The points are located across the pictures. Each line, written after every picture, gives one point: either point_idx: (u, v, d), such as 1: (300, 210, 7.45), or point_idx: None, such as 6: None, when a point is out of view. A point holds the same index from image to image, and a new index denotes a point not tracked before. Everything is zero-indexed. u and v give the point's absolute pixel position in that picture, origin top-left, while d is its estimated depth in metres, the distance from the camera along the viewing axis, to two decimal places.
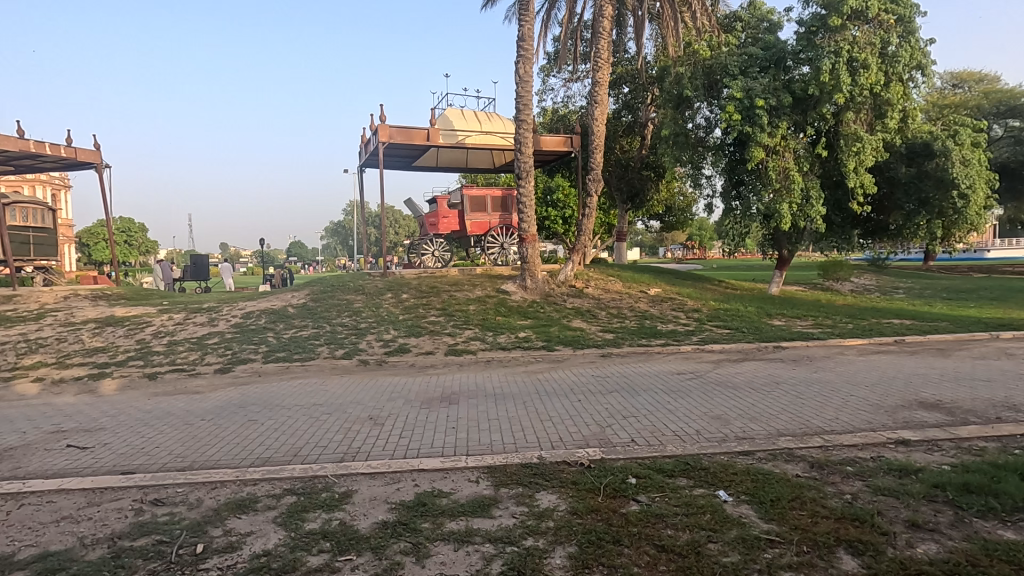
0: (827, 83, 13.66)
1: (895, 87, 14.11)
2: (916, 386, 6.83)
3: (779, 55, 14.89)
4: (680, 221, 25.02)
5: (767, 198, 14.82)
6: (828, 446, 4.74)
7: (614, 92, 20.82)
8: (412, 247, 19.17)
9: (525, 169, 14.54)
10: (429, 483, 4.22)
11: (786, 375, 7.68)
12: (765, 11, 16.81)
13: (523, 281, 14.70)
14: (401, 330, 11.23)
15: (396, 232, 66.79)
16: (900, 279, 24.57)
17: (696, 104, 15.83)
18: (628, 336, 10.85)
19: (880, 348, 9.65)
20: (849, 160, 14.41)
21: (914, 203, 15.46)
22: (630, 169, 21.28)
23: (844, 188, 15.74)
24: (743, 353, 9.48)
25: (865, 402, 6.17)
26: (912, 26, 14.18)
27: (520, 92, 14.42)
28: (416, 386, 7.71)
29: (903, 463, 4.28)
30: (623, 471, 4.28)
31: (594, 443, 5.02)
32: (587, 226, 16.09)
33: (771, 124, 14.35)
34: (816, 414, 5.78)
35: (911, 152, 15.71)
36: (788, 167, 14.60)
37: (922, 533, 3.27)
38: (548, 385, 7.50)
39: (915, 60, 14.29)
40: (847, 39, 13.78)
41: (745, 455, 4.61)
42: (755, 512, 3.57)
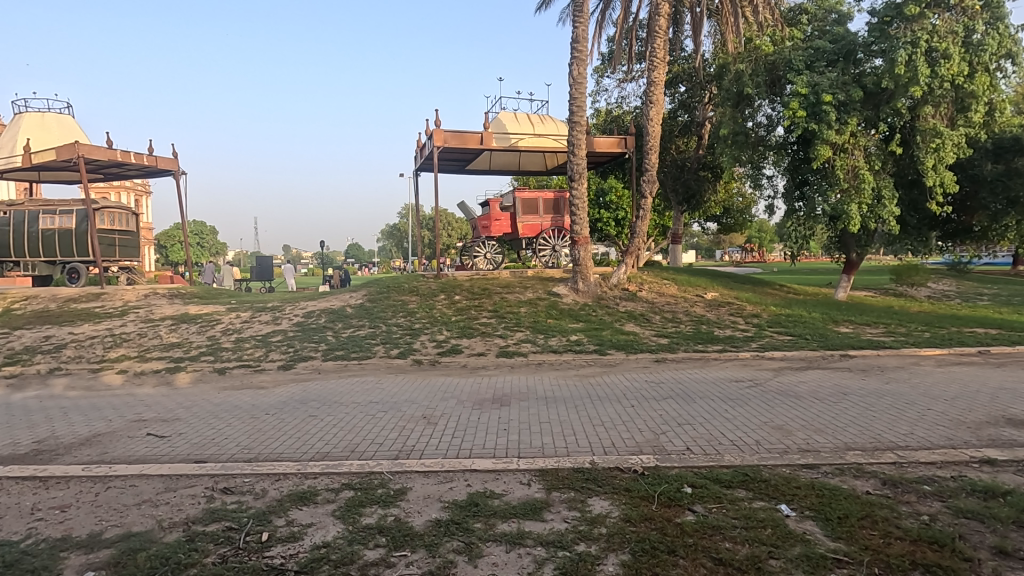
0: (903, 76, 12.87)
1: (980, 77, 13.07)
2: (1004, 401, 6.30)
3: (849, 47, 14.13)
4: (739, 223, 24.23)
5: (833, 199, 14.08)
6: (902, 462, 4.46)
7: (670, 91, 20.39)
8: (464, 250, 19.51)
9: (578, 170, 14.42)
10: (482, 484, 4.26)
11: (855, 386, 7.26)
12: (835, 2, 15.81)
13: (575, 284, 14.59)
14: (454, 331, 11.40)
15: (449, 235, 68.05)
16: (985, 285, 22.82)
17: (758, 101, 15.31)
18: (683, 341, 10.59)
19: (961, 359, 9.01)
20: (927, 157, 13.43)
21: (1001, 203, 14.33)
22: (686, 171, 20.67)
23: (921, 187, 14.84)
24: (806, 361, 9.05)
25: (944, 417, 5.75)
26: (1001, 12, 13.14)
27: (574, 94, 14.35)
28: (469, 387, 7.81)
29: (990, 484, 3.95)
30: (677, 479, 4.17)
31: (648, 450, 4.93)
32: (641, 228, 15.79)
33: (839, 121, 13.63)
34: (888, 428, 5.44)
35: (997, 148, 14.27)
36: (857, 165, 13.83)
37: (1011, 562, 3.01)
38: (600, 390, 7.39)
39: (1004, 48, 13.22)
40: (926, 27, 12.91)
41: (809, 468, 4.39)
42: (821, 529, 3.39)
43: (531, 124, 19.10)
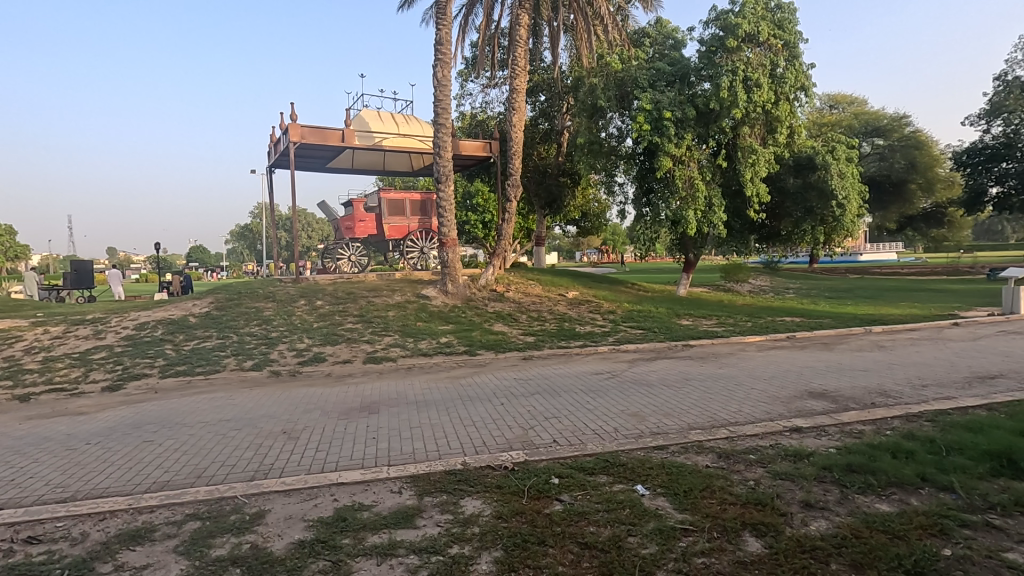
0: (726, 99, 14.78)
1: (783, 105, 15.45)
2: (807, 377, 7.51)
3: (683, 71, 15.90)
4: (596, 226, 26.04)
5: (674, 205, 15.63)
6: (733, 436, 5.10)
7: (531, 99, 21.29)
8: (327, 251, 18.39)
9: (444, 173, 14.41)
10: (349, 497, 4.06)
11: (695, 372, 8.17)
12: (671, 29, 17.46)
13: (444, 285, 14.54)
14: (317, 338, 10.76)
15: (310, 236, 64.08)
16: (791, 280, 27.04)
17: (609, 114, 16.59)
18: (548, 338, 11.10)
19: (774, 344, 10.59)
20: (745, 170, 15.52)
21: (801, 211, 17.04)
22: (547, 176, 21.67)
23: (742, 197, 17.05)
24: (656, 352, 10.00)
25: (764, 394, 6.70)
26: (796, 52, 15.65)
27: (439, 97, 14.31)
28: (335, 396, 7.40)
29: (798, 449, 4.68)
30: (546, 472, 4.34)
31: (518, 445, 5.07)
32: (507, 230, 16.22)
33: (677, 136, 15.26)
34: (722, 407, 6.19)
35: (797, 165, 17.07)
36: (692, 176, 15.55)
37: (814, 512, 3.58)
38: (471, 390, 7.46)
39: (799, 82, 15.74)
40: (742, 59, 14.94)
41: (659, 449, 4.84)
42: (671, 503, 3.75)
43: (395, 124, 18.73)
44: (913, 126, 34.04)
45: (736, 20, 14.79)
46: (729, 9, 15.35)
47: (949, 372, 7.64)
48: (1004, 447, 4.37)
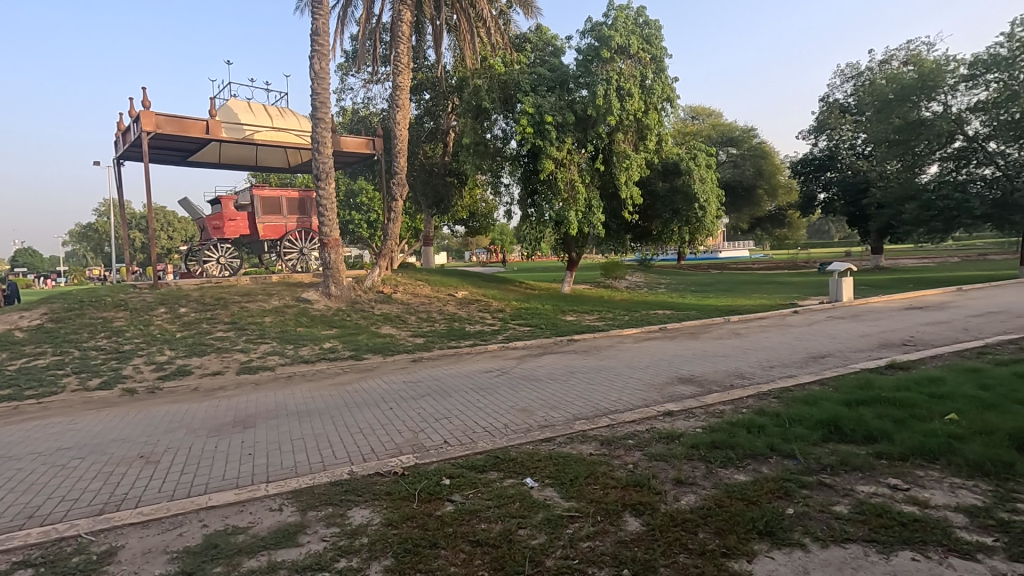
0: (602, 107, 15.67)
1: (652, 114, 16.70)
2: (677, 365, 8.21)
3: (563, 77, 16.59)
4: (483, 226, 26.33)
5: (557, 206, 16.28)
6: (614, 424, 5.42)
7: (415, 98, 21.00)
8: (191, 254, 16.67)
9: (324, 170, 13.72)
10: (221, 521, 3.72)
11: (579, 365, 8.56)
12: (551, 37, 18.11)
13: (326, 288, 13.84)
14: (180, 349, 9.72)
15: (169, 236, 57.78)
16: (662, 276, 29.36)
17: (493, 115, 16.85)
18: (437, 339, 11.01)
19: (649, 335, 11.44)
20: (620, 174, 16.56)
21: (669, 212, 18.54)
22: (434, 176, 21.49)
23: (618, 199, 18.15)
24: (543, 348, 10.34)
25: (640, 382, 7.21)
26: (662, 66, 16.98)
27: (317, 90, 13.59)
28: (203, 412, 6.74)
29: (670, 431, 5.09)
30: (437, 473, 4.31)
31: (407, 449, 4.98)
32: (393, 230, 15.82)
33: (558, 140, 15.88)
34: (604, 396, 6.57)
35: (665, 169, 18.54)
36: (573, 179, 16.26)
37: (684, 488, 3.92)
38: (357, 396, 7.18)
39: (666, 94, 17.10)
40: (615, 70, 15.91)
41: (547, 441, 5.01)
42: (558, 493, 3.90)
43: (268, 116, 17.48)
44: (759, 138, 38.51)
45: (609, 32, 15.72)
46: (602, 21, 16.27)
47: (790, 353, 8.76)
48: (833, 416, 5.10)
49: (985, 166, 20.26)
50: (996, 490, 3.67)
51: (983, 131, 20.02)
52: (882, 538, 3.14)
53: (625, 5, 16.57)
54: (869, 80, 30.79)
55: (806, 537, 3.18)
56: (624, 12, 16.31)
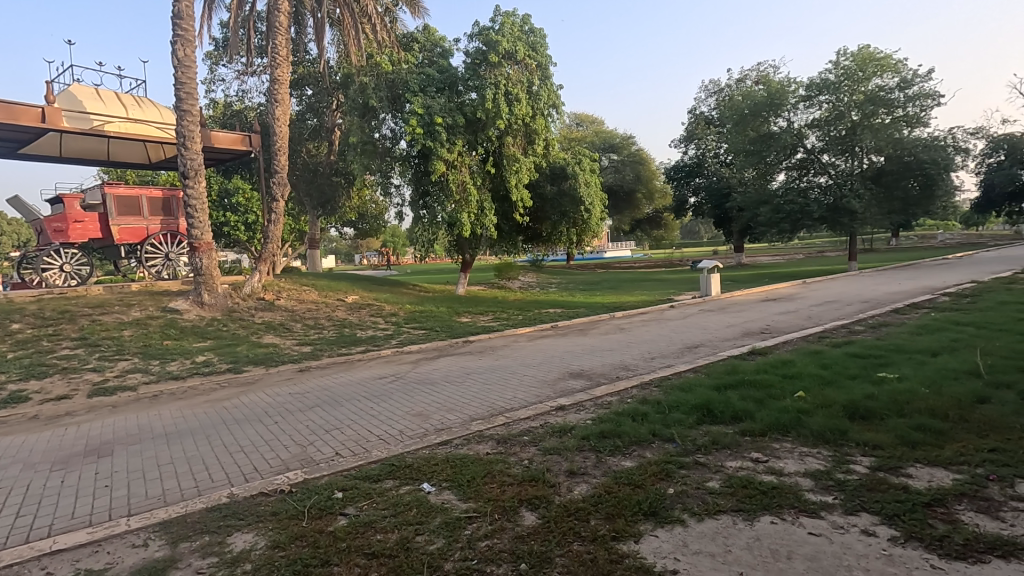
0: (491, 110, 15.90)
1: (539, 119, 17.22)
2: (568, 361, 8.55)
3: (450, 79, 16.49)
4: (374, 228, 25.57)
5: (449, 208, 16.25)
6: (509, 422, 5.52)
7: (296, 92, 19.89)
8: (26, 261, 14.53)
9: (193, 167, 12.52)
10: (71, 566, 3.26)
11: (475, 366, 8.61)
12: (439, 38, 17.98)
13: (198, 296, 12.63)
14: (14, 372, 8.35)
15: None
16: (553, 276, 30.43)
17: (381, 115, 16.43)
18: (327, 346, 10.51)
19: (542, 333, 11.80)
20: (511, 177, 16.90)
21: (557, 215, 19.26)
22: (319, 176, 20.48)
23: (509, 202, 18.50)
24: (438, 350, 10.26)
25: (534, 379, 7.41)
26: (547, 73, 17.57)
27: (181, 80, 12.36)
28: (45, 443, 5.84)
29: (562, 425, 5.29)
30: (328, 487, 4.11)
31: (295, 465, 4.69)
32: (275, 232, 14.82)
33: (449, 141, 15.85)
34: (499, 395, 6.66)
35: (553, 173, 19.21)
36: (465, 181, 16.32)
37: (577, 478, 4.09)
38: (237, 412, 6.63)
39: (552, 100, 17.71)
40: (503, 75, 16.21)
41: (444, 444, 4.98)
42: (456, 495, 3.89)
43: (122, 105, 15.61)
44: (637, 146, 41.23)
45: (496, 37, 15.97)
46: (489, 26, 16.48)
47: (669, 345, 9.49)
48: (705, 400, 5.61)
49: (821, 175, 23.48)
50: (835, 455, 4.25)
51: (819, 145, 23.14)
52: (747, 507, 3.50)
53: (511, 13, 16.94)
54: (728, 95, 34.20)
55: (684, 513, 3.46)
56: (510, 19, 16.66)
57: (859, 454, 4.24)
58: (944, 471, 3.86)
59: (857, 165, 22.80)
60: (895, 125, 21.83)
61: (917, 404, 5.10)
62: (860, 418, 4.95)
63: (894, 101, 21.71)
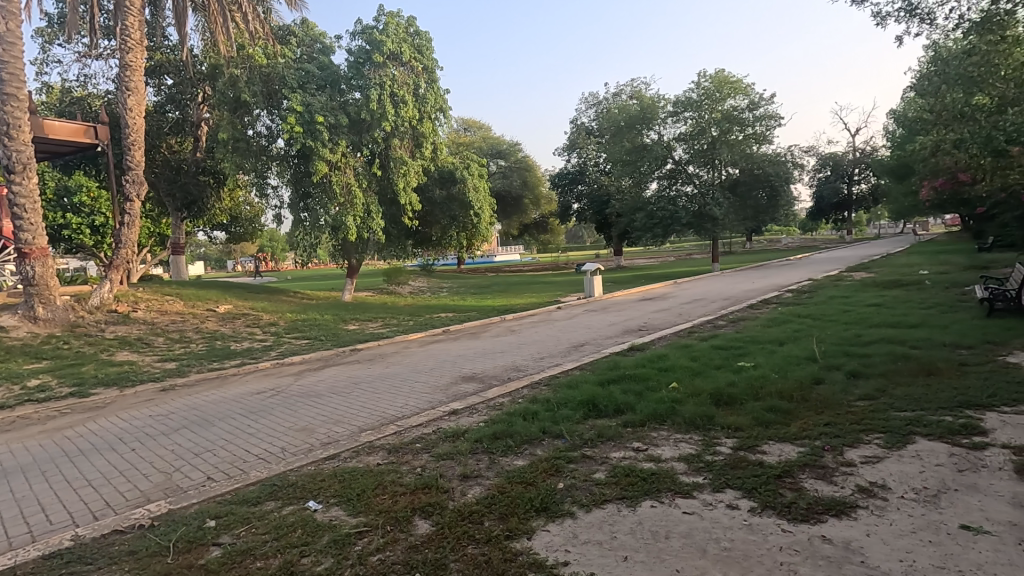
0: (376, 111, 15.48)
1: (427, 123, 17.06)
2: (460, 364, 8.54)
3: (333, 78, 15.97)
4: (249, 232, 23.73)
5: (333, 211, 15.56)
6: (400, 430, 5.39)
7: (153, 81, 17.90)
8: None
9: (19, 161, 10.77)
10: None
11: (364, 375, 8.30)
12: (319, 33, 17.07)
13: (30, 310, 10.87)
14: None
15: None
16: (444, 281, 30.29)
17: (255, 110, 15.31)
18: (195, 361, 9.54)
19: (433, 338, 11.69)
20: (398, 180, 16.57)
21: (447, 218, 19.22)
22: (183, 174, 18.57)
23: (397, 205, 18.14)
24: (323, 360, 9.75)
25: (426, 385, 7.32)
26: (434, 77, 17.48)
27: (4, 58, 10.58)
28: None
29: (455, 429, 5.27)
30: (198, 516, 3.73)
31: (158, 496, 4.20)
32: (129, 236, 13.18)
33: (331, 141, 15.18)
34: (390, 404, 6.48)
35: (441, 177, 19.14)
36: (349, 183, 15.71)
37: (470, 481, 4.10)
38: (82, 441, 5.79)
39: (439, 104, 17.63)
40: (388, 75, 15.86)
41: (331, 459, 4.74)
42: (344, 510, 3.71)
43: None
44: (523, 153, 42.37)
45: (380, 37, 15.58)
46: (373, 26, 16.05)
47: (557, 345, 9.85)
48: (591, 395, 5.89)
49: (687, 185, 25.65)
50: (704, 439, 4.67)
51: (685, 157, 25.42)
52: (630, 494, 3.73)
53: (395, 13, 16.63)
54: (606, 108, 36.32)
55: (573, 506, 3.60)
56: (395, 19, 16.35)
57: (723, 437, 4.69)
58: (791, 446, 4.40)
59: (717, 176, 25.32)
60: (746, 142, 24.48)
61: (769, 388, 5.77)
62: (723, 404, 5.49)
63: (746, 121, 24.29)
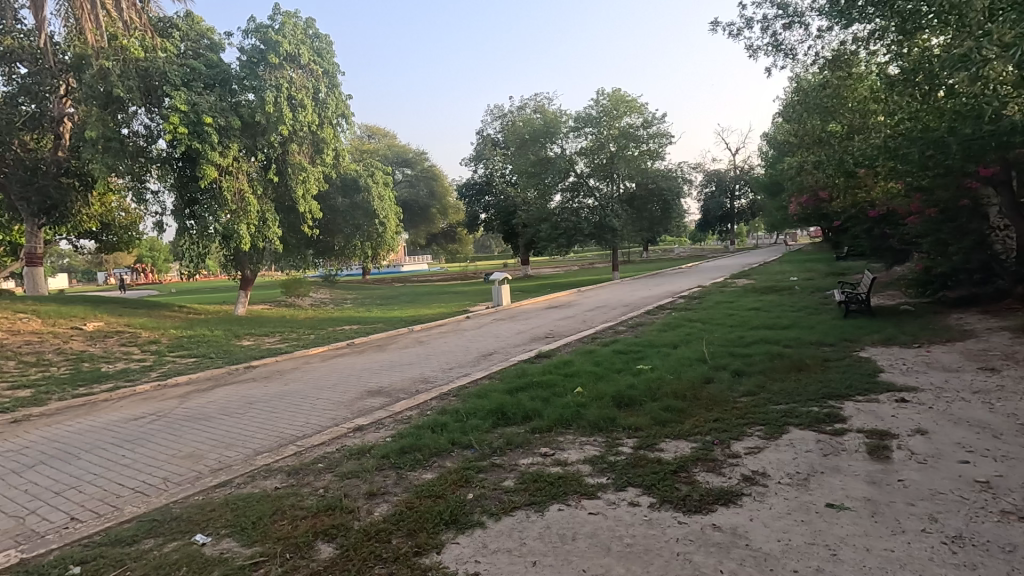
0: (272, 114, 14.67)
1: (328, 128, 16.41)
2: (366, 378, 8.26)
3: (224, 77, 14.95)
4: (124, 241, 21.44)
5: (224, 218, 14.45)
6: (300, 450, 5.10)
7: (3, 69, 15.73)
8: None
9: None
10: None
11: (259, 394, 7.77)
12: (206, 27, 15.79)
13: None
14: None
15: None
16: (348, 292, 29.21)
17: (132, 108, 13.91)
18: (56, 387, 8.41)
19: (336, 352, 11.21)
20: (297, 186, 15.80)
21: (350, 228, 18.57)
22: (40, 175, 16.41)
23: (296, 213, 17.31)
24: (213, 380, 9.00)
25: (329, 401, 6.99)
26: (335, 81, 16.91)
27: None
28: None
29: (360, 446, 5.07)
30: (59, 564, 3.28)
31: (7, 544, 3.64)
32: None
33: (221, 144, 14.15)
34: (290, 423, 6.12)
35: (344, 185, 18.51)
36: (242, 189, 14.68)
37: (376, 500, 3.96)
38: None
39: (340, 110, 17.06)
40: (285, 77, 15.10)
41: (222, 486, 4.38)
42: (238, 541, 3.44)
43: None
44: (430, 162, 42.14)
45: (276, 37, 14.85)
46: (267, 24, 15.26)
47: (465, 354, 9.83)
48: (499, 404, 5.93)
49: (589, 198, 26.79)
50: (607, 440, 4.87)
51: (586, 170, 26.60)
52: (538, 499, 3.80)
53: (292, 14, 15.94)
54: (511, 121, 37.11)
55: (483, 516, 3.60)
56: (291, 20, 15.65)
57: (625, 437, 4.92)
58: (685, 442, 4.71)
59: (615, 190, 26.69)
60: (641, 157, 26.03)
61: (665, 389, 6.14)
62: (625, 406, 5.77)
63: (640, 138, 25.83)
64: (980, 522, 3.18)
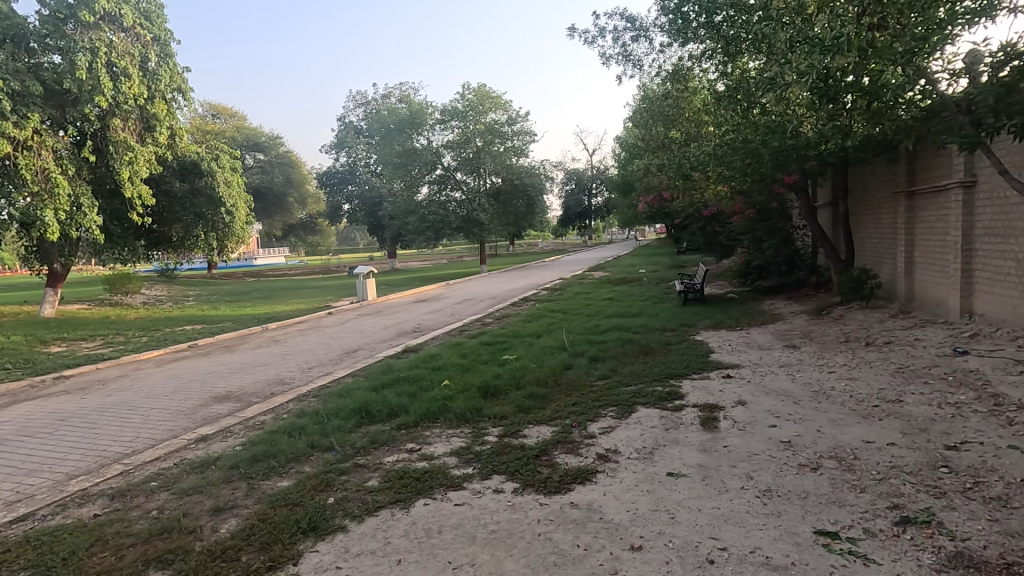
0: (86, 82, 12.55)
1: (160, 104, 14.44)
2: (210, 384, 7.47)
3: (16, 32, 12.47)
4: None
5: (22, 202, 12.00)
6: (128, 469, 4.47)
7: None
8: None
9: None
10: None
11: (74, 408, 6.65)
12: None
13: None
14: None
15: None
16: (189, 288, 26.12)
17: None
18: None
19: (175, 356, 9.98)
20: (121, 167, 13.58)
21: (190, 216, 16.54)
22: None
23: (121, 198, 15.08)
24: (9, 395, 7.51)
25: (165, 411, 6.21)
26: (168, 50, 14.98)
27: None
28: None
29: (203, 458, 4.58)
30: None
31: None
32: None
33: (15, 113, 11.73)
34: (114, 439, 5.34)
35: (182, 168, 16.48)
36: (47, 168, 12.26)
37: (223, 515, 3.61)
38: None
39: (174, 83, 15.13)
40: (103, 40, 12.97)
41: (21, 521, 3.68)
42: None
43: None
44: (286, 147, 39.09)
45: None
46: None
47: (326, 352, 9.32)
48: (363, 402, 5.72)
49: (456, 191, 26.80)
50: (474, 430, 4.95)
51: (453, 163, 26.55)
52: (403, 496, 3.73)
53: None
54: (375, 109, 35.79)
55: (345, 519, 3.46)
56: None
57: (491, 426, 5.03)
58: (547, 427, 4.94)
59: (482, 184, 26.96)
60: (506, 153, 26.65)
61: (529, 377, 6.38)
62: (490, 396, 5.90)
63: (505, 134, 26.38)
64: (784, 476, 3.77)
